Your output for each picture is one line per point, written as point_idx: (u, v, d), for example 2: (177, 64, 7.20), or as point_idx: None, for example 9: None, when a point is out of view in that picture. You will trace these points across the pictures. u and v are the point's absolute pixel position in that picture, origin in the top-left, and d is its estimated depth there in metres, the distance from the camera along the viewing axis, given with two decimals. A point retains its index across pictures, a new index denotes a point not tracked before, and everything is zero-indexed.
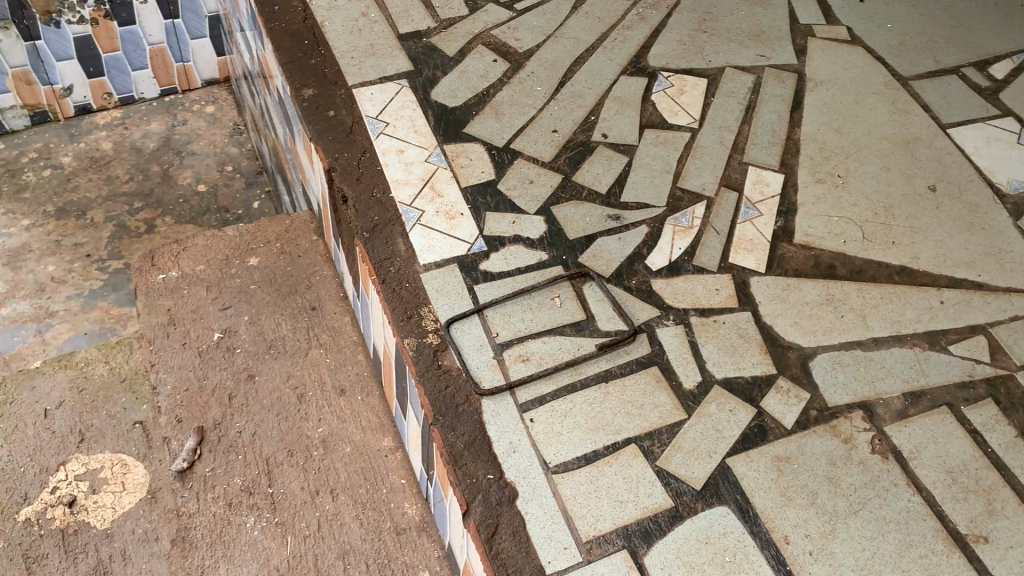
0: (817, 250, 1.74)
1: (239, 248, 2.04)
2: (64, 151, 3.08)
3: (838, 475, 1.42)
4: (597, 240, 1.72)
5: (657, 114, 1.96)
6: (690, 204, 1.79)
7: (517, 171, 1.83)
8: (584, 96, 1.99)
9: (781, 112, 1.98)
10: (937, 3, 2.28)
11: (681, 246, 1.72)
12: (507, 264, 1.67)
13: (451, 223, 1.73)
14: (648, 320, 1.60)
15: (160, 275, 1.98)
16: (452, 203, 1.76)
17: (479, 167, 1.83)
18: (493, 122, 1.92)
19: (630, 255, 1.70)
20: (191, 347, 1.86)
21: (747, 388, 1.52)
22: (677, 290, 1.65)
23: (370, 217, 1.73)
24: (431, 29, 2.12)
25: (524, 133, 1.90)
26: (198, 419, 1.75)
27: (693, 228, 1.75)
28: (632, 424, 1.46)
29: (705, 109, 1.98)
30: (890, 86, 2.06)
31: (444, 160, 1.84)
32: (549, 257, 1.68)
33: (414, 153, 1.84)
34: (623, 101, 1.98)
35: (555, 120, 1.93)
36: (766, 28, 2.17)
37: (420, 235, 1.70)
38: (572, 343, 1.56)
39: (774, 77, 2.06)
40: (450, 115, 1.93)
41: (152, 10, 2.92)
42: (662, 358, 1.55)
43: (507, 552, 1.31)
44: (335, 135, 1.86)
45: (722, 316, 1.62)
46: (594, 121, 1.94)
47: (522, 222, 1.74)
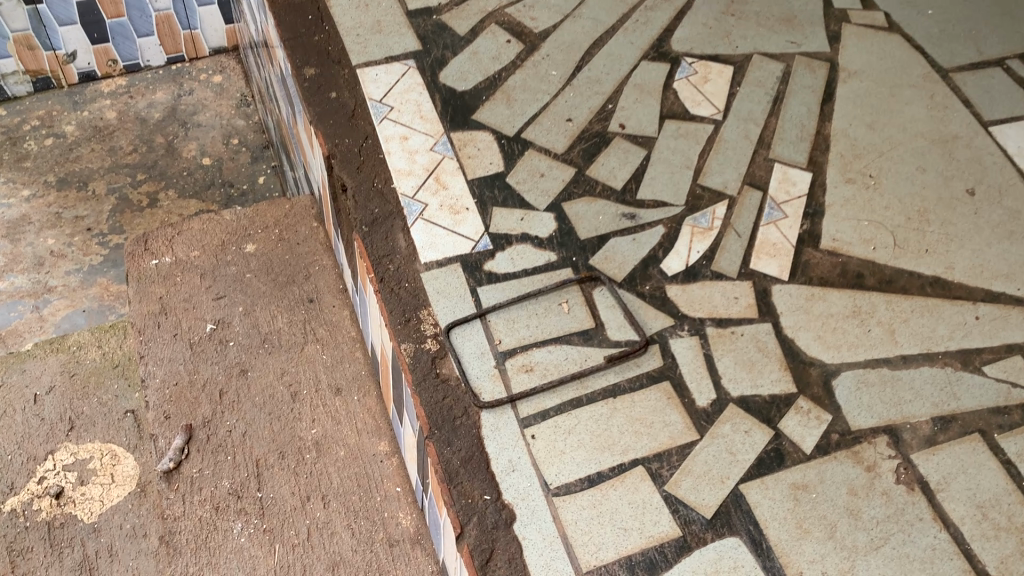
0: (845, 257, 1.63)
1: (236, 233, 1.96)
2: (68, 120, 3.00)
3: (859, 506, 1.33)
4: (610, 241, 1.61)
5: (678, 103, 1.84)
6: (711, 203, 1.68)
7: (528, 163, 1.72)
8: (601, 82, 1.87)
9: (811, 104, 1.86)
10: None
11: (699, 249, 1.61)
12: (512, 265, 1.57)
13: (455, 218, 1.63)
14: (660, 330, 1.50)
15: (153, 261, 1.90)
16: (457, 195, 1.66)
17: (488, 158, 1.73)
18: (504, 109, 1.81)
19: (644, 258, 1.59)
20: (182, 338, 1.78)
21: (764, 408, 1.42)
22: (694, 298, 1.55)
23: (369, 210, 1.64)
24: (442, 5, 2.00)
25: (537, 122, 1.79)
26: (187, 415, 1.68)
27: (712, 230, 1.64)
28: (641, 444, 1.37)
29: (730, 99, 1.86)
30: (929, 78, 1.93)
31: (450, 149, 1.73)
32: (557, 257, 1.59)
33: (418, 141, 1.74)
34: (644, 88, 1.86)
35: (570, 108, 1.82)
36: (798, 12, 2.04)
37: (422, 230, 1.61)
38: (579, 353, 1.47)
39: (804, 67, 1.93)
40: (459, 100, 1.82)
41: None
42: (675, 373, 1.45)
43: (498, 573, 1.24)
44: (336, 120, 1.77)
45: (740, 327, 1.52)
46: (612, 109, 1.82)
47: (531, 218, 1.64)
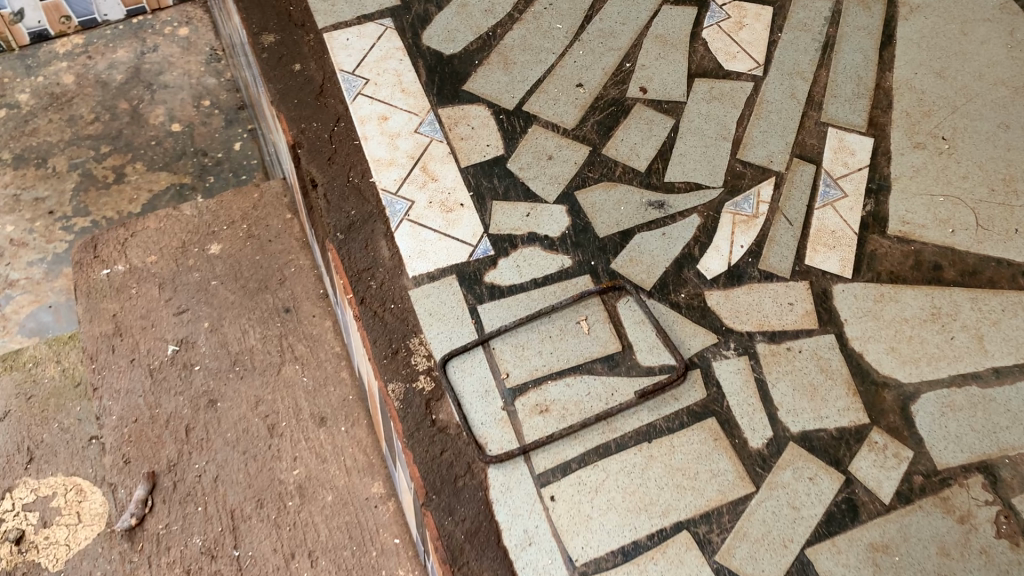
0: (917, 244, 1.35)
1: (198, 231, 1.69)
2: (20, 88, 2.40)
3: (954, 571, 1.09)
4: (635, 237, 1.34)
5: (710, 57, 1.54)
6: (754, 183, 1.40)
7: (531, 143, 1.44)
8: (616, 35, 1.57)
9: (867, 51, 1.56)
10: None
11: (743, 242, 1.34)
12: (519, 276, 1.31)
13: (447, 218, 1.36)
14: (701, 351, 1.24)
15: (104, 271, 1.64)
16: (448, 188, 1.39)
17: (484, 138, 1.44)
18: (501, 75, 1.51)
19: (678, 257, 1.32)
20: (140, 364, 1.54)
21: (831, 446, 1.18)
22: (740, 307, 1.28)
23: (344, 212, 1.36)
24: None
25: (541, 89, 1.50)
26: (149, 459, 1.45)
27: (758, 217, 1.36)
28: (684, 503, 1.13)
29: (771, 48, 1.55)
30: (1007, 9, 1.62)
31: (438, 129, 1.44)
32: (573, 262, 1.32)
33: (399, 121, 1.45)
34: (667, 40, 1.56)
35: (580, 69, 1.52)
36: None
37: (408, 235, 1.34)
38: (604, 386, 1.21)
39: (858, 3, 1.62)
40: (447, 65, 1.52)
41: None
42: (722, 406, 1.20)
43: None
44: (301, 98, 1.47)
45: (797, 342, 1.25)
46: (631, 69, 1.53)
47: (538, 213, 1.37)
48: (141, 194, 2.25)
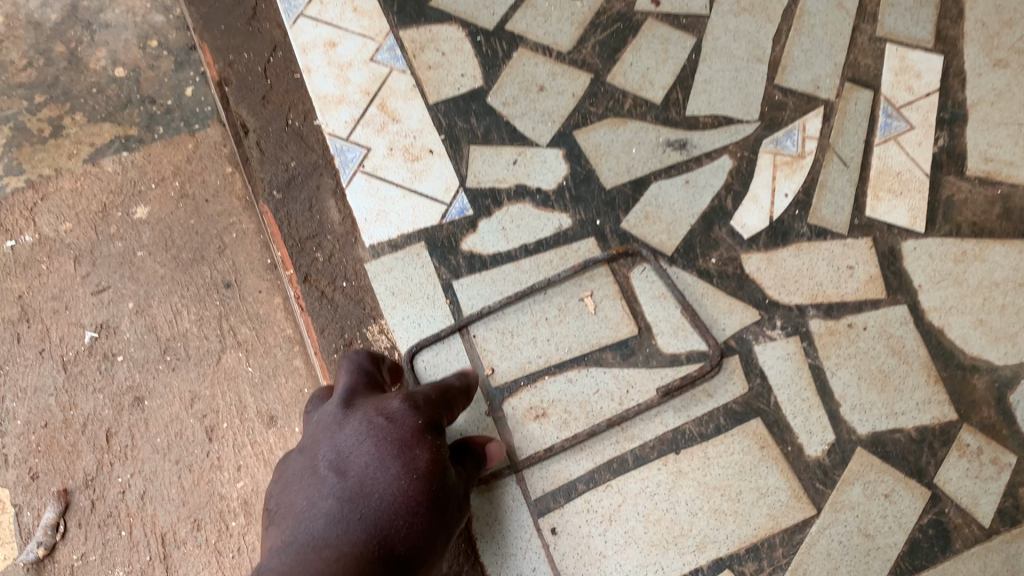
0: (1006, 186, 1.07)
1: (121, 191, 1.32)
2: None
3: None
4: (651, 186, 1.07)
5: None
6: (798, 113, 1.11)
7: (517, 70, 1.13)
8: None
9: None
10: None
11: (788, 189, 1.06)
12: (505, 241, 1.05)
13: (412, 169, 1.08)
14: (740, 332, 0.99)
15: (7, 243, 1.29)
16: (413, 131, 1.10)
17: (457, 67, 1.14)
18: None
19: (706, 211, 1.05)
20: (50, 356, 1.24)
21: (909, 452, 0.94)
22: (788, 274, 1.01)
23: (283, 164, 1.10)
24: None
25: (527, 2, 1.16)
26: (62, 473, 1.19)
27: (804, 158, 1.08)
28: (724, 534, 0.91)
29: None
30: None
31: (400, 57, 1.14)
32: (572, 222, 1.06)
33: (352, 46, 1.14)
34: None
35: None
36: None
37: (362, 190, 1.07)
38: (617, 380, 0.96)
39: None
40: None
41: None
42: (770, 404, 0.96)
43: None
44: (230, 24, 1.17)
45: (860, 317, 0.99)
46: None
47: (528, 159, 1.09)
48: (81, 152, 1.35)
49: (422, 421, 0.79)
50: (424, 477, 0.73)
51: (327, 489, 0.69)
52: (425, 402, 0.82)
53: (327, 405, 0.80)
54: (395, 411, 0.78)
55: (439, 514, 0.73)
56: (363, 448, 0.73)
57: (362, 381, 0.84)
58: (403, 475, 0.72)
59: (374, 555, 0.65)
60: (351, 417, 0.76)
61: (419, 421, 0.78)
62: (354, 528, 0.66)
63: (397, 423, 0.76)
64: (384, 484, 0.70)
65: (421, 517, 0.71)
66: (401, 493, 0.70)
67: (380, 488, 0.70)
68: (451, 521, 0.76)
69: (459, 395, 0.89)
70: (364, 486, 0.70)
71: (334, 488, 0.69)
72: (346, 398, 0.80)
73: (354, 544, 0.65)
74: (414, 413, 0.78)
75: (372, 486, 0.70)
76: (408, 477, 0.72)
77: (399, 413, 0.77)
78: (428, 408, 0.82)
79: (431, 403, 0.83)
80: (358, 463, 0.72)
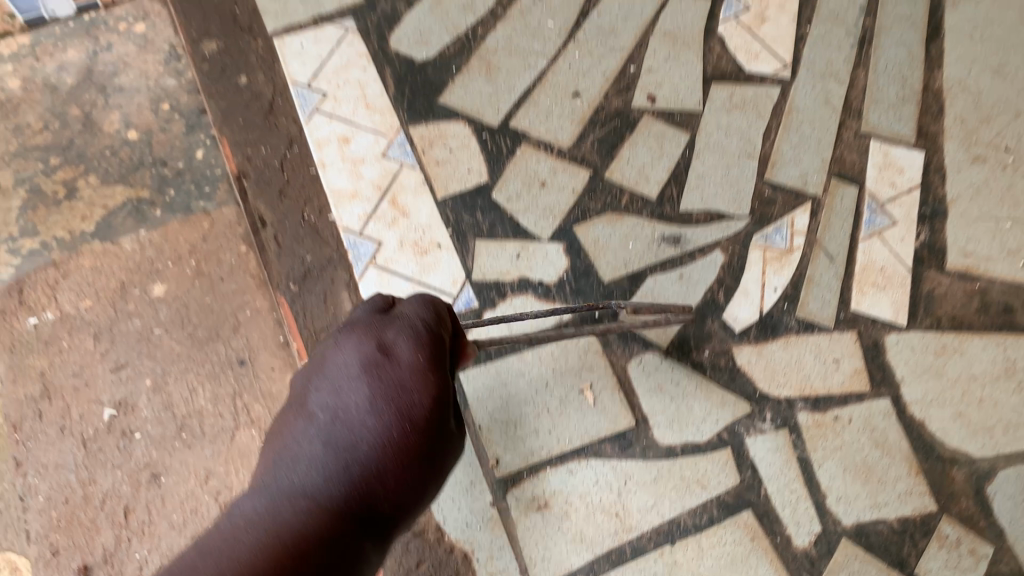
0: (983, 281, 1.14)
1: (137, 270, 1.32)
2: None
3: None
4: (645, 281, 1.15)
5: (730, 59, 1.26)
6: (787, 210, 1.17)
7: (521, 167, 1.21)
8: (619, 30, 1.27)
9: (915, 43, 1.26)
10: None
11: (775, 284, 1.13)
12: (508, 333, 1.14)
13: (420, 262, 1.17)
14: (732, 425, 1.09)
15: (29, 320, 1.30)
16: (422, 226, 1.19)
17: (465, 163, 1.22)
18: (482, 85, 1.25)
19: (700, 305, 1.13)
20: (71, 434, 1.27)
21: (891, 542, 1.07)
22: (778, 369, 1.11)
23: (300, 257, 1.20)
24: None
25: (531, 100, 1.25)
26: (82, 548, 1.24)
27: (793, 252, 1.15)
28: None
29: (801, 45, 1.26)
30: None
31: (409, 153, 1.22)
32: (572, 314, 1.13)
33: (364, 143, 1.23)
34: (678, 37, 1.27)
35: (577, 74, 1.26)
36: None
37: (376, 284, 1.17)
38: (615, 473, 1.08)
39: None
40: (417, 73, 1.26)
41: None
42: (760, 496, 1.08)
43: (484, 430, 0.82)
44: (247, 117, 1.26)
45: (846, 410, 1.10)
46: (638, 73, 1.25)
47: (530, 254, 1.17)
48: (94, 216, 1.32)
49: (429, 352, 0.69)
50: (424, 420, 0.66)
51: (319, 431, 0.64)
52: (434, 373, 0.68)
53: (331, 338, 0.71)
54: (396, 348, 0.69)
55: (435, 465, 0.67)
56: (355, 387, 0.66)
57: (372, 315, 0.73)
58: (394, 420, 0.65)
59: (349, 513, 0.61)
60: (347, 352, 0.68)
61: (427, 352, 0.69)
62: (335, 474, 0.62)
63: (399, 362, 0.67)
64: (371, 422, 0.65)
65: (413, 470, 0.65)
66: (389, 436, 0.64)
67: (370, 432, 0.64)
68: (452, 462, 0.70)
69: (444, 307, 0.78)
70: (331, 478, 0.61)
71: (320, 429, 0.64)
72: (350, 331, 0.70)
73: (328, 496, 0.61)
74: (421, 346, 0.69)
75: (359, 432, 0.64)
76: (400, 418, 0.65)
77: (398, 346, 0.69)
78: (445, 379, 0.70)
79: (442, 323, 0.75)
80: (347, 402, 0.65)
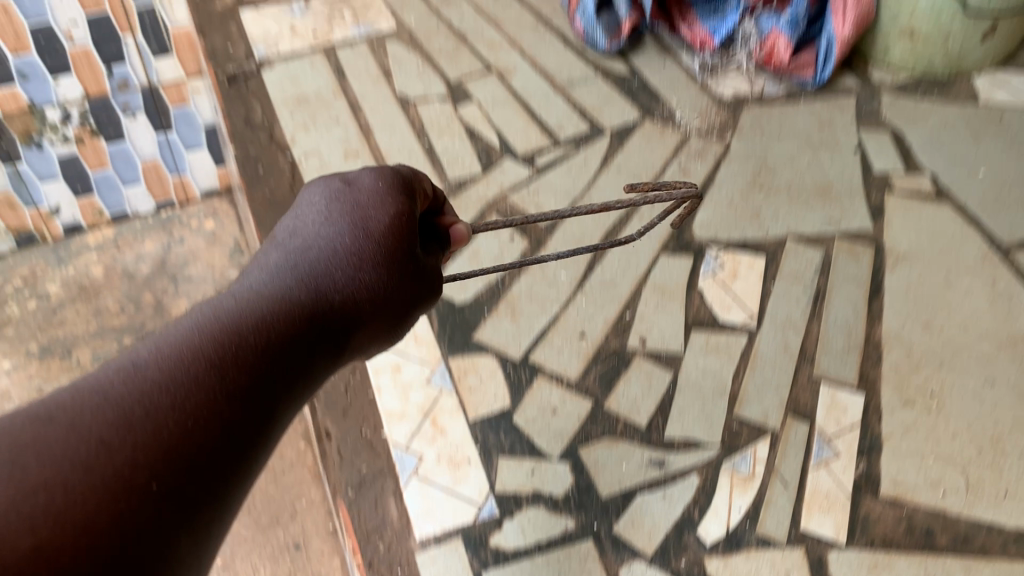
0: (910, 508, 1.41)
1: None
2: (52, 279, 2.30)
3: None
4: (636, 497, 1.42)
5: (706, 309, 1.64)
6: (750, 441, 1.47)
7: (537, 396, 1.51)
8: (617, 282, 1.67)
9: (857, 303, 1.64)
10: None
11: (740, 505, 1.41)
12: (523, 539, 1.37)
13: (454, 474, 1.42)
14: None
15: None
16: (456, 443, 1.45)
17: (492, 391, 1.52)
18: (508, 326, 1.60)
19: (680, 519, 1.40)
20: None
21: None
22: None
23: (356, 468, 1.43)
24: (439, 193, 1.87)
25: (546, 341, 1.59)
26: None
27: (754, 478, 1.43)
28: None
29: (765, 301, 1.65)
30: (988, 260, 1.73)
31: (448, 381, 1.53)
32: (576, 525, 1.39)
33: (412, 371, 1.53)
34: (666, 288, 1.66)
35: (583, 319, 1.62)
36: (833, 181, 1.86)
37: (418, 493, 1.40)
38: None
39: (847, 252, 1.73)
40: (458, 315, 1.61)
41: (143, 125, 2.16)
42: None
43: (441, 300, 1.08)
44: None
45: None
46: (631, 320, 1.62)
47: (543, 471, 1.43)
48: None
49: (384, 188, 0.97)
50: (374, 235, 0.92)
51: (282, 242, 0.89)
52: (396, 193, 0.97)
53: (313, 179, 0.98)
54: (359, 187, 0.96)
55: (386, 276, 0.91)
56: (323, 209, 0.93)
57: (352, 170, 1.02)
58: (350, 230, 0.91)
59: (307, 291, 0.83)
60: (323, 188, 0.96)
61: (383, 190, 0.96)
62: (299, 265, 0.85)
63: (359, 190, 0.95)
64: (334, 236, 0.90)
65: (363, 270, 0.89)
66: (346, 245, 0.89)
67: (330, 241, 0.89)
68: (405, 280, 0.94)
69: (428, 186, 1.09)
70: (308, 259, 0.86)
71: (292, 235, 0.89)
72: (330, 177, 0.98)
73: (290, 275, 0.83)
74: (378, 183, 0.97)
75: (322, 240, 0.89)
76: (356, 235, 0.91)
77: (359, 183, 0.96)
78: (404, 195, 0.98)
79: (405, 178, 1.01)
80: (318, 217, 0.92)
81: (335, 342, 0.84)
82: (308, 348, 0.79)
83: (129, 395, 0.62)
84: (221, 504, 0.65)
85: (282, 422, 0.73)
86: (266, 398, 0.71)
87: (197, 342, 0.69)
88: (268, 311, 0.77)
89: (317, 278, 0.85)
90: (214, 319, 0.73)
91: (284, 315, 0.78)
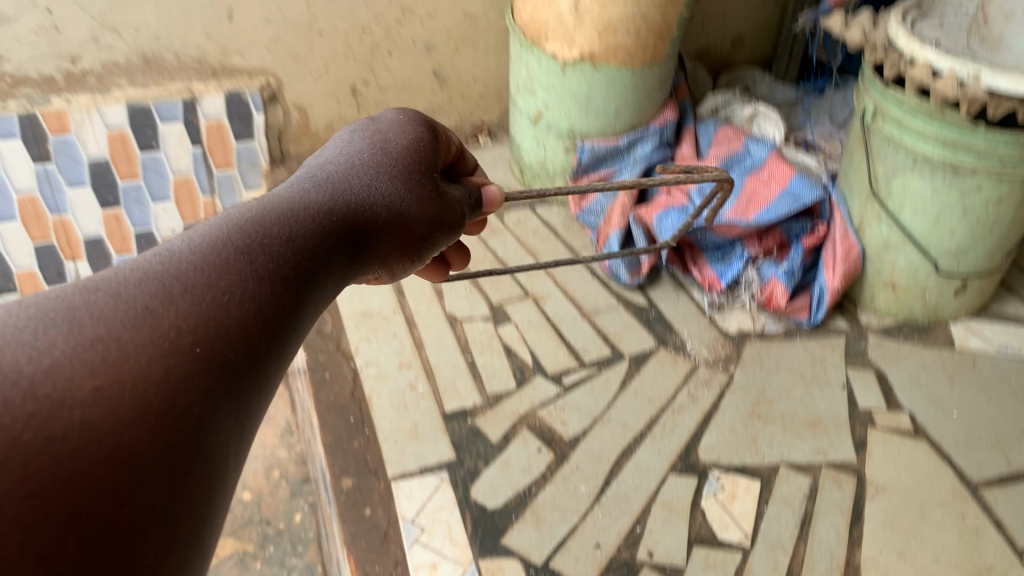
0: None
1: None
2: None
3: None
4: None
5: (707, 526, 1.87)
6: None
7: None
8: (630, 498, 1.92)
9: (839, 529, 1.87)
10: (995, 374, 2.27)
11: None
12: None
13: None
14: None
15: None
16: None
17: None
18: (532, 532, 1.84)
19: None
20: None
21: None
22: None
23: None
24: (478, 406, 2.12)
25: (565, 548, 1.82)
26: None
27: None
28: None
29: (758, 523, 1.88)
30: (959, 494, 1.96)
31: None
32: None
33: (447, 569, 1.77)
34: (671, 505, 1.91)
35: (598, 530, 1.86)
36: (823, 414, 2.13)
37: None
38: None
39: (832, 481, 1.97)
40: (489, 519, 1.87)
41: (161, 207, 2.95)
42: None
43: (452, 238, 1.25)
44: (369, 540, 1.81)
45: None
46: (640, 533, 1.86)
47: None
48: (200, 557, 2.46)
49: (399, 140, 1.19)
50: (391, 169, 1.12)
51: (316, 166, 1.06)
52: (384, 151, 1.15)
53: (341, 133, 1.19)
54: (379, 136, 1.18)
55: (399, 192, 1.11)
56: (353, 149, 1.13)
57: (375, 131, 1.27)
58: (370, 161, 1.11)
59: (338, 193, 1.00)
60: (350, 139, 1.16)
61: (395, 141, 1.19)
62: (330, 177, 1.03)
63: (377, 141, 1.17)
64: (360, 166, 1.09)
65: (382, 185, 1.09)
66: (367, 169, 1.09)
67: (356, 165, 1.09)
68: (417, 201, 1.14)
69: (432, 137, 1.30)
70: (326, 187, 0.99)
71: (324, 162, 1.08)
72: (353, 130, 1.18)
73: (325, 181, 1.01)
74: (391, 132, 1.20)
75: (351, 165, 1.08)
76: (377, 164, 1.11)
77: (380, 135, 1.18)
78: (395, 150, 1.16)
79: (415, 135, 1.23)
80: (345, 153, 1.11)
81: (356, 249, 0.98)
82: (337, 233, 0.95)
83: (189, 259, 0.73)
84: (277, 335, 0.77)
85: (317, 271, 0.87)
86: (307, 279, 0.83)
87: (239, 235, 0.80)
88: (303, 218, 0.90)
89: (335, 198, 0.98)
90: (259, 202, 0.88)
91: (314, 223, 0.90)
